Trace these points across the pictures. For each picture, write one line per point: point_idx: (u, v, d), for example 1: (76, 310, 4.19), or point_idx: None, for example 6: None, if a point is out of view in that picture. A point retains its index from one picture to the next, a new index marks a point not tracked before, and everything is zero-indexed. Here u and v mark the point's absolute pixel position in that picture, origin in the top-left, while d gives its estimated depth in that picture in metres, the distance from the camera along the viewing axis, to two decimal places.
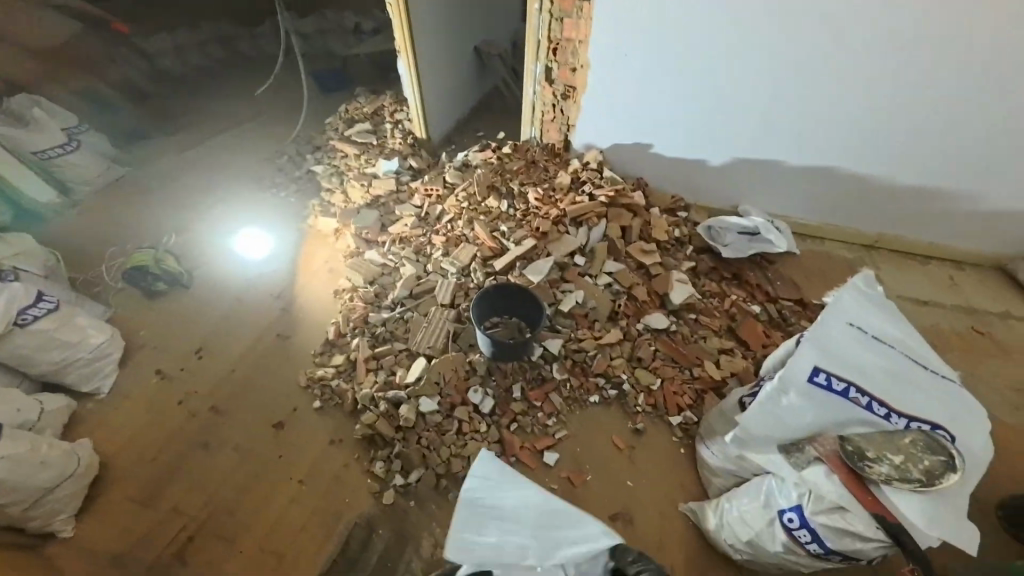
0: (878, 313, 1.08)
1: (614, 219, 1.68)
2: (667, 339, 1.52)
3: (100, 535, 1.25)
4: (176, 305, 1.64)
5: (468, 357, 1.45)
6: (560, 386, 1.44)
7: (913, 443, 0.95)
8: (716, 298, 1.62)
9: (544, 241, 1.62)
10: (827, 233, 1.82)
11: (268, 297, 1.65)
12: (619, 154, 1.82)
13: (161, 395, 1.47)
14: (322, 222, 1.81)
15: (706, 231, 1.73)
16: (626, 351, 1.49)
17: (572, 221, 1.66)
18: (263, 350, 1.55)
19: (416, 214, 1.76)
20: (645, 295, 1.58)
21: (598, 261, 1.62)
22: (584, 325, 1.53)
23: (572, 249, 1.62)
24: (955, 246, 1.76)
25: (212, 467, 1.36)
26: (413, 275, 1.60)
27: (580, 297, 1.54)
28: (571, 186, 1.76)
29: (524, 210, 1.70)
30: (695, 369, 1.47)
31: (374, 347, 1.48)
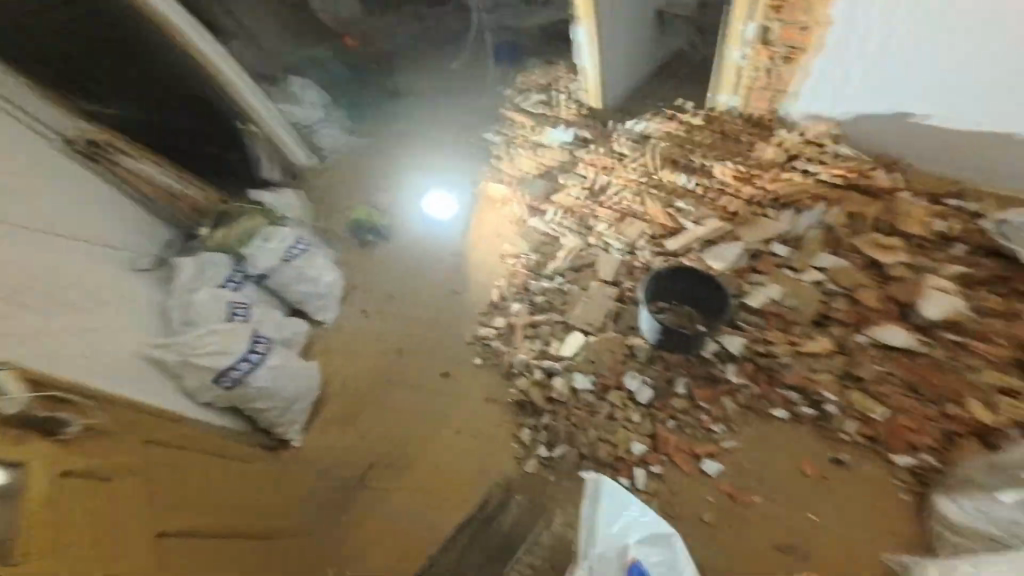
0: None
1: (838, 202, 1.37)
2: (905, 359, 1.17)
3: (320, 445, 1.48)
4: (379, 255, 1.81)
5: (628, 341, 1.35)
6: (736, 391, 1.22)
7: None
8: (997, 318, 1.17)
9: (734, 224, 1.43)
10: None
11: (446, 259, 1.75)
12: (849, 127, 1.45)
13: (362, 331, 1.68)
14: (498, 188, 1.83)
15: (993, 225, 1.25)
16: (836, 367, 1.19)
17: (774, 203, 1.42)
18: (436, 305, 1.68)
19: (581, 185, 1.69)
20: (874, 300, 1.23)
21: (805, 254, 1.33)
22: (778, 326, 1.26)
23: (770, 233, 1.37)
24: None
25: (394, 403, 1.53)
26: (577, 247, 1.57)
27: (777, 292, 1.29)
28: (781, 164, 1.48)
29: (709, 187, 1.51)
30: (949, 404, 1.11)
31: (532, 316, 1.51)
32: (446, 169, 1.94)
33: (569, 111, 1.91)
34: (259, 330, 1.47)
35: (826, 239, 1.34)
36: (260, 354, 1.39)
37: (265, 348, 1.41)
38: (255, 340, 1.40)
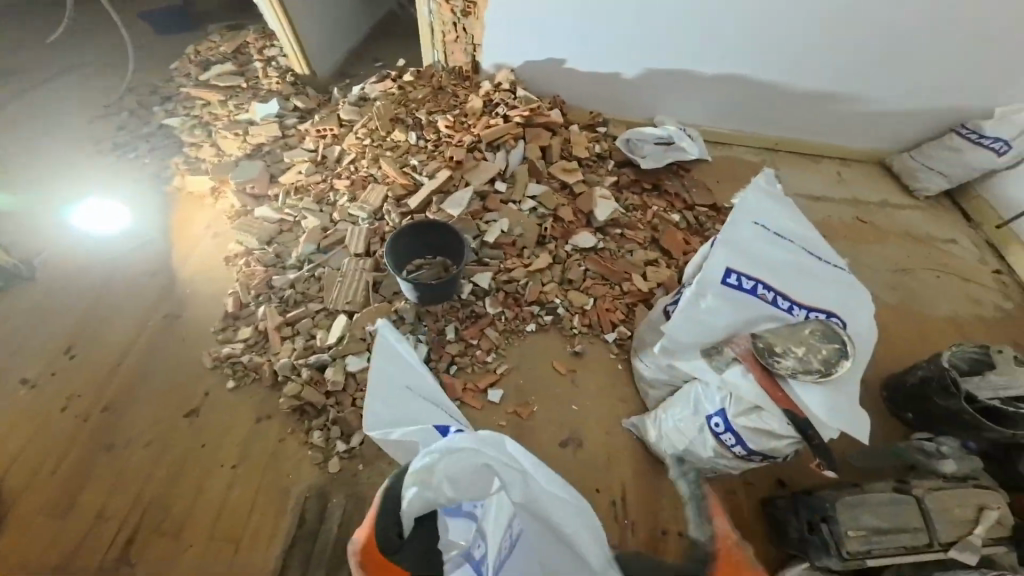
0: (777, 211, 1.21)
1: (532, 140, 1.62)
2: (595, 256, 1.52)
3: (28, 548, 1.15)
4: (31, 297, 1.47)
5: (394, 306, 1.37)
6: (494, 320, 1.41)
7: (814, 335, 1.08)
8: (640, 211, 1.63)
9: (460, 170, 1.52)
10: (733, 140, 1.90)
11: (144, 269, 1.52)
12: (533, 73, 1.76)
13: (41, 399, 1.33)
14: (195, 181, 1.66)
15: (625, 143, 1.71)
16: (556, 275, 1.47)
17: (487, 146, 1.57)
18: (150, 335, 1.42)
19: (310, 159, 1.63)
20: (572, 214, 1.56)
21: (519, 186, 1.55)
22: (513, 254, 1.48)
23: (491, 174, 1.54)
24: (836, 142, 1.91)
25: (134, 462, 1.25)
26: (319, 228, 1.48)
27: (506, 224, 1.48)
28: (484, 109, 1.64)
29: (434, 141, 1.57)
30: (624, 284, 1.49)
31: (284, 312, 1.36)
32: (120, 178, 1.70)
33: (274, 81, 1.91)
34: None
35: (530, 172, 1.59)
36: None
37: None
38: None
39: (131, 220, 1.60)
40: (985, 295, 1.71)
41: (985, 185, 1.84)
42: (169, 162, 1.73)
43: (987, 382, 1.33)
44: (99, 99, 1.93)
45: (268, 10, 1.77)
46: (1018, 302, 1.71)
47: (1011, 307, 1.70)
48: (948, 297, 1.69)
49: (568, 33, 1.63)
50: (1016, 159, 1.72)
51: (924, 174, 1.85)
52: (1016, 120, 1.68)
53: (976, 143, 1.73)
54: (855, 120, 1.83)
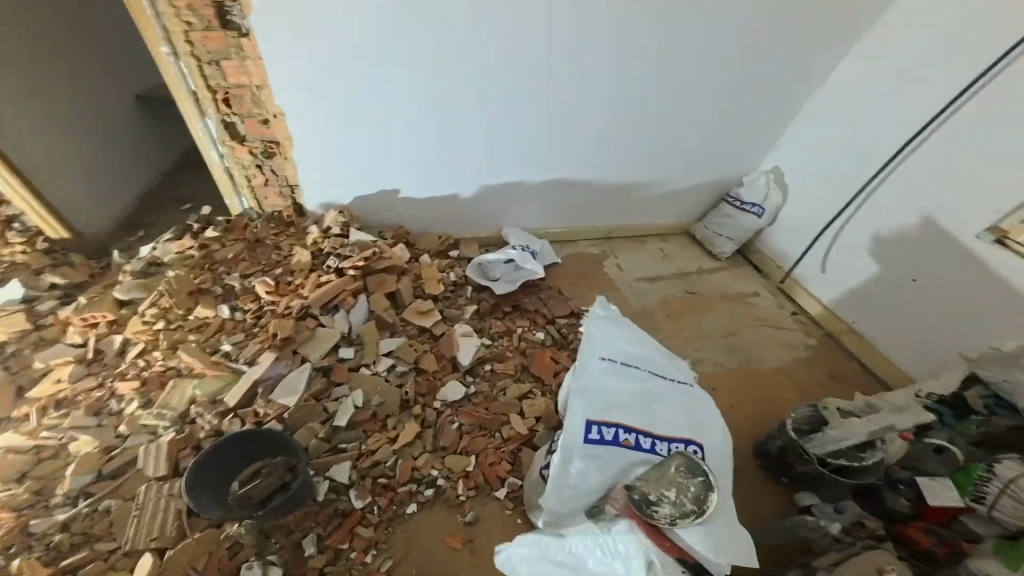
0: (622, 339, 1.28)
1: (375, 290, 1.61)
2: (467, 406, 1.51)
3: None
4: None
5: (225, 531, 1.15)
6: (365, 513, 1.27)
7: (681, 472, 1.06)
8: (505, 338, 1.71)
9: (292, 342, 1.43)
10: (574, 237, 2.11)
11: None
12: (368, 204, 1.70)
13: None
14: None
15: (476, 269, 1.80)
16: (428, 443, 1.42)
17: (321, 309, 1.52)
18: None
19: (80, 356, 1.38)
20: (433, 363, 1.55)
21: (370, 346, 1.52)
22: (376, 429, 1.40)
23: (333, 341, 1.48)
24: (645, 222, 2.20)
25: None
26: (103, 450, 1.23)
27: (360, 397, 1.41)
28: (313, 267, 1.58)
29: (257, 311, 1.48)
30: (505, 429, 1.49)
31: (56, 562, 1.07)
32: None
33: (19, 249, 1.63)
34: None
35: (379, 326, 1.57)
36: None
37: None
38: None
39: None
40: (794, 337, 1.92)
41: (761, 242, 2.19)
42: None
43: (827, 438, 1.37)
44: None
45: None
46: (818, 337, 1.93)
47: (815, 343, 1.91)
48: (776, 350, 1.88)
49: (388, 163, 1.62)
50: (773, 218, 2.10)
51: (718, 240, 2.18)
52: (759, 186, 2.07)
53: (741, 208, 2.09)
54: (662, 201, 2.12)
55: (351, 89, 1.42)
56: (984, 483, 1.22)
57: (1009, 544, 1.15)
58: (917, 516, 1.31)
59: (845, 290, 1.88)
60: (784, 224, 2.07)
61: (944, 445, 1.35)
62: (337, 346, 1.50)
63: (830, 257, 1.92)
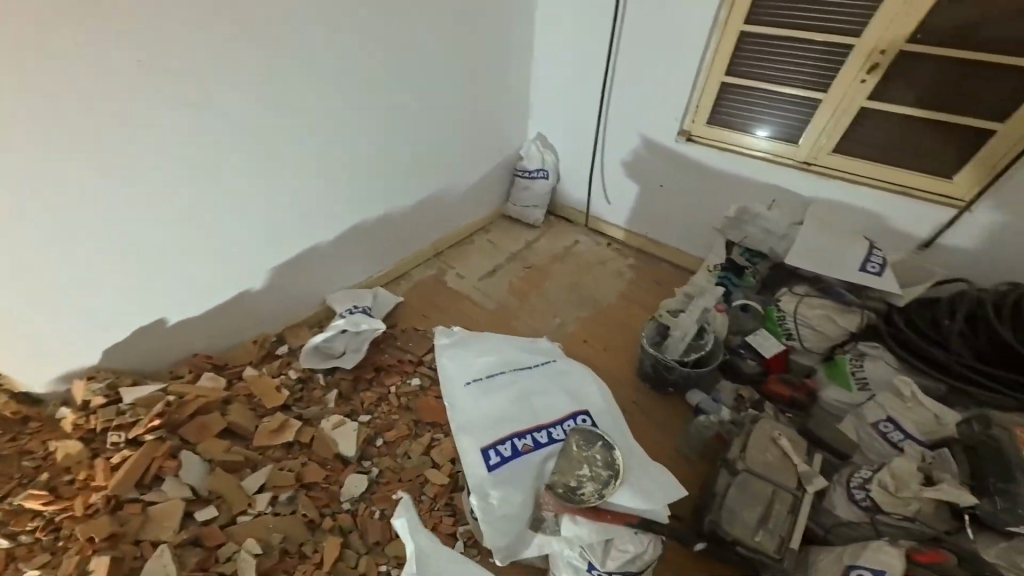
0: (472, 357, 1.42)
1: (199, 439, 1.39)
2: (377, 490, 1.41)
3: None
4: None
5: None
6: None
7: (579, 448, 1.23)
8: (380, 406, 1.61)
9: (121, 540, 1.18)
10: (403, 269, 2.06)
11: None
12: (135, 351, 1.44)
13: None
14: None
15: (311, 355, 1.65)
16: (358, 547, 1.29)
17: (137, 490, 1.27)
18: None
19: None
20: (316, 471, 1.41)
21: (232, 494, 1.31)
22: (290, 563, 1.24)
23: (181, 508, 1.25)
24: (459, 225, 2.24)
25: None
26: None
27: (253, 544, 1.23)
28: (97, 447, 1.32)
29: (47, 525, 1.20)
30: (427, 488, 1.43)
31: None
32: None
33: None
34: None
35: (228, 469, 1.37)
36: None
37: None
38: None
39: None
40: (616, 264, 2.21)
41: (559, 198, 2.39)
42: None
43: (678, 335, 1.62)
44: None
45: None
46: (632, 255, 2.24)
47: (632, 261, 2.22)
48: (609, 283, 2.13)
49: (125, 295, 1.33)
50: (557, 175, 2.31)
51: (527, 210, 2.34)
52: (535, 154, 2.26)
53: (531, 177, 2.27)
54: (456, 205, 2.16)
55: (14, 240, 1.12)
56: (786, 322, 1.62)
57: (830, 364, 1.59)
58: (766, 370, 1.65)
59: (628, 210, 2.20)
60: (568, 177, 2.29)
61: (746, 303, 1.72)
62: (190, 513, 1.28)
63: (609, 188, 2.19)
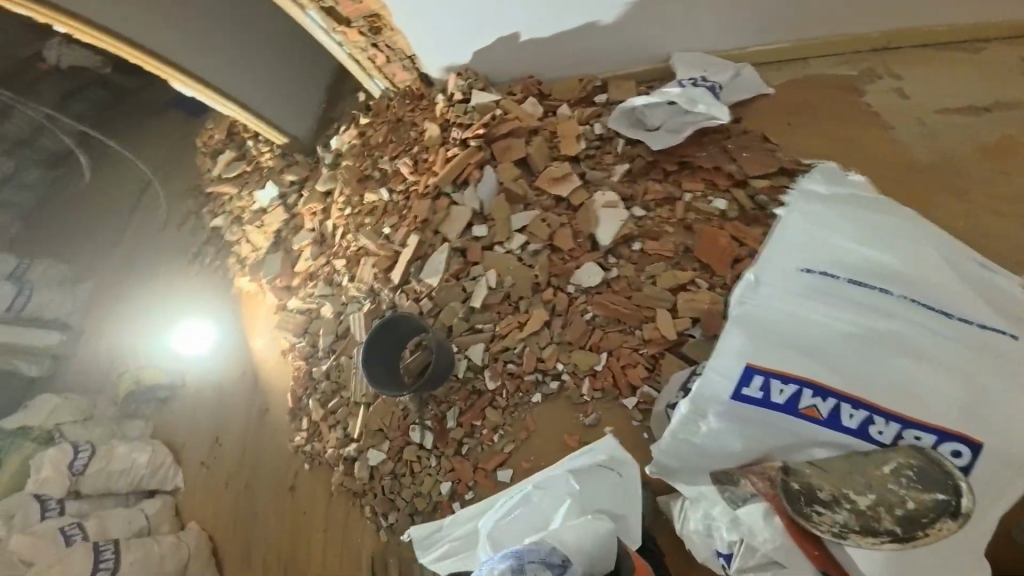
0: (840, 235, 0.86)
1: (501, 158, 1.49)
2: (602, 294, 1.36)
3: None
4: (179, 407, 1.87)
5: (399, 401, 1.49)
6: (495, 396, 1.39)
7: (894, 478, 0.76)
8: (662, 207, 1.36)
9: (429, 226, 1.50)
10: (794, 55, 1.37)
11: (233, 383, 1.84)
12: (491, 57, 1.50)
13: (206, 487, 1.76)
14: (241, 280, 1.91)
15: (624, 117, 1.41)
16: (555, 334, 1.36)
17: (452, 187, 1.50)
18: (245, 437, 1.77)
19: (311, 237, 1.78)
20: (565, 238, 1.40)
21: (501, 226, 1.45)
22: (508, 313, 1.41)
23: (466, 220, 1.47)
24: (929, 22, 1.29)
25: (225, 529, 1.70)
26: (334, 315, 1.67)
27: (493, 279, 1.42)
28: (441, 137, 1.55)
29: (405, 191, 1.57)
30: (644, 330, 1.31)
31: (326, 405, 1.60)
32: (181, 296, 1.99)
33: (268, 157, 1.97)
34: (99, 536, 1.56)
35: (509, 200, 1.46)
36: (111, 559, 1.50)
37: (113, 551, 1.51)
38: (99, 550, 1.50)
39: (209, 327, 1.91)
40: None
41: None
42: (223, 265, 1.96)
43: None
44: (159, 218, 2.14)
45: (210, 101, 1.80)
46: None
47: None
48: None
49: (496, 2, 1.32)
50: None
51: None
52: None
53: None
54: None
55: None
56: None
57: None
58: None
59: None
60: None
61: None
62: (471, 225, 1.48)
63: None
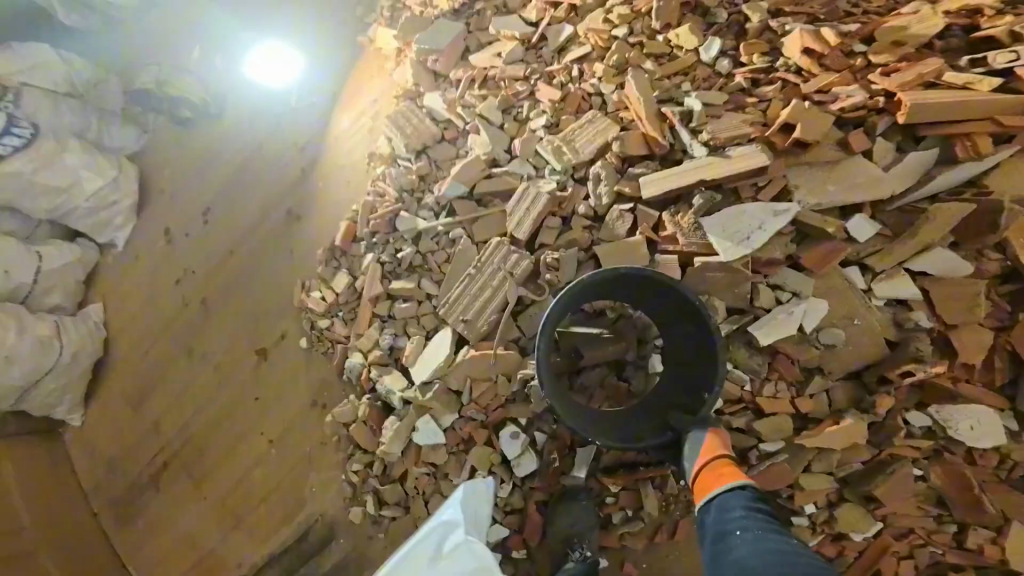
0: None
1: (1017, 147, 0.72)
2: (953, 459, 0.74)
3: (110, 424, 1.08)
4: (191, 139, 1.20)
5: (523, 371, 0.80)
6: (670, 476, 0.78)
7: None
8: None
9: (785, 156, 0.76)
10: None
11: (275, 165, 1.14)
12: None
13: (156, 260, 1.14)
14: (381, 31, 1.16)
15: None
16: (841, 467, 0.77)
17: (884, 129, 0.75)
18: (248, 244, 1.10)
19: (524, 37, 1.02)
20: (975, 348, 0.72)
21: (899, 251, 0.73)
22: (785, 374, 0.75)
23: (864, 198, 0.74)
24: None
25: (140, 341, 1.10)
26: (488, 160, 0.96)
27: (813, 318, 0.73)
28: (933, 48, 0.78)
29: (764, 70, 0.82)
30: (971, 536, 0.76)
31: (389, 282, 0.93)
32: (285, 2, 1.24)
33: None
34: None
35: (960, 223, 0.72)
36: None
37: None
38: None
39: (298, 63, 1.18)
40: None
41: None
42: None
43: None
44: None
45: None
46: None
47: None
48: None
49: None
50: None
51: None
52: None
53: None
54: None
55: None
56: None
57: None
58: None
59: None
60: None
61: None
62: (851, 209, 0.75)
63: None
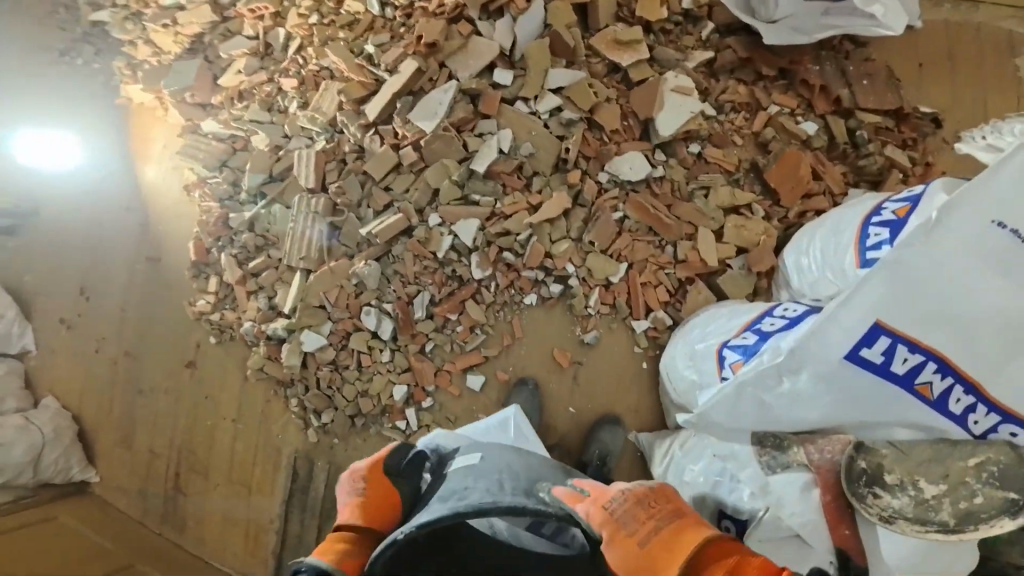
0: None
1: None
2: (640, 195, 1.17)
3: (119, 469, 1.35)
4: (34, 239, 1.39)
5: (353, 269, 1.20)
6: (479, 289, 1.19)
7: (976, 473, 0.66)
8: (740, 112, 1.19)
9: (433, 54, 1.18)
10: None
11: (113, 231, 1.37)
12: None
13: (71, 344, 1.39)
14: (132, 89, 1.33)
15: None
16: (573, 230, 1.18)
17: (480, 12, 1.18)
18: (133, 293, 1.36)
19: (252, 49, 1.25)
20: (608, 118, 1.17)
21: (534, 80, 1.18)
22: (517, 188, 1.18)
23: (489, 58, 1.18)
24: None
25: (98, 404, 1.38)
26: (271, 151, 1.24)
27: (506, 141, 1.17)
28: None
29: (407, 6, 1.19)
30: (680, 249, 1.16)
31: (245, 263, 1.25)
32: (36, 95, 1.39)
33: None
34: None
35: (552, 48, 1.19)
36: None
37: None
38: None
39: (78, 149, 1.37)
40: None
41: None
42: (107, 67, 1.37)
43: None
44: None
45: None
46: None
47: None
48: None
49: None
50: None
51: None
52: None
53: None
54: None
55: None
56: None
57: None
58: None
59: None
60: None
61: None
62: (493, 68, 1.20)
63: None
